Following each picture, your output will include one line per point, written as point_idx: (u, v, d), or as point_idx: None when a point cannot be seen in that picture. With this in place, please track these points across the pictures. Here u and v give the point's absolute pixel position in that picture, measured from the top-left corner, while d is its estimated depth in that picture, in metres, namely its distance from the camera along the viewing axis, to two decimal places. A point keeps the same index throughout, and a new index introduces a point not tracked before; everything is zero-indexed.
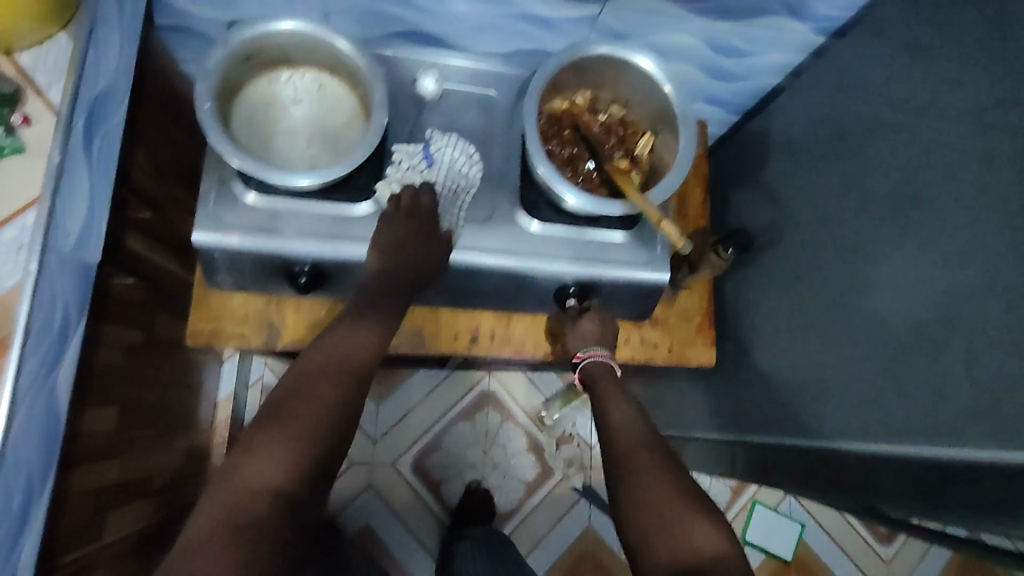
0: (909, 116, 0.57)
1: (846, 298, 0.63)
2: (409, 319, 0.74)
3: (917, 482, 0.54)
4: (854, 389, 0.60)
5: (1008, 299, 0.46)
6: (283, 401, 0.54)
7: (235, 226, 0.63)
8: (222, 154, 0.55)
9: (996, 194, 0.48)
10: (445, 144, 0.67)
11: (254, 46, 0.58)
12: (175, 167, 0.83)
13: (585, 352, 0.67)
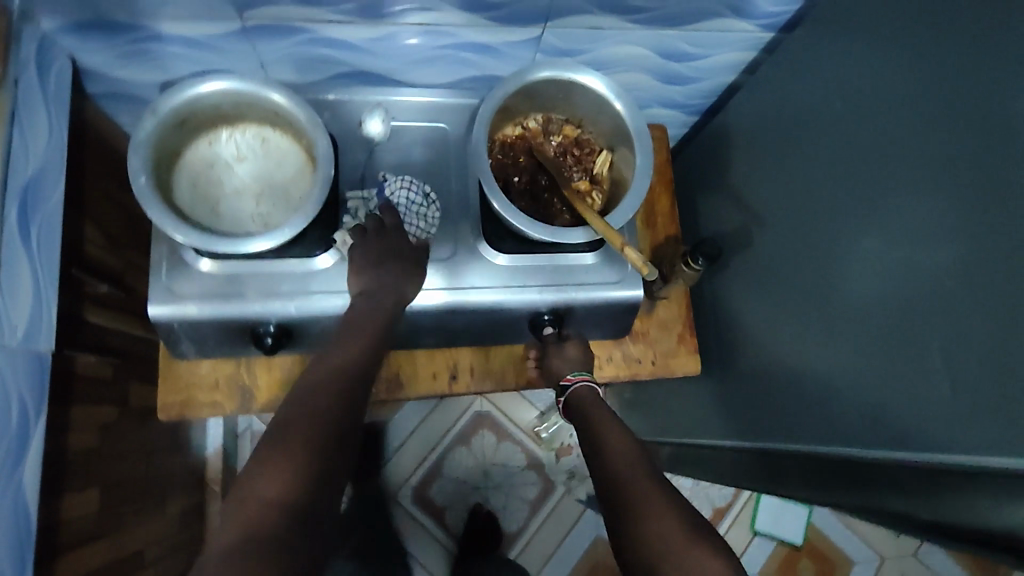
0: (864, 109, 0.56)
1: (823, 296, 0.62)
2: (385, 364, 0.72)
3: (913, 483, 0.52)
4: (838, 389, 0.59)
5: (982, 291, 0.45)
6: (292, 413, 0.49)
7: (193, 297, 0.61)
8: (166, 229, 0.54)
9: (960, 185, 0.47)
10: (397, 185, 0.66)
11: (187, 110, 0.57)
12: (130, 234, 0.80)
13: (574, 376, 0.65)
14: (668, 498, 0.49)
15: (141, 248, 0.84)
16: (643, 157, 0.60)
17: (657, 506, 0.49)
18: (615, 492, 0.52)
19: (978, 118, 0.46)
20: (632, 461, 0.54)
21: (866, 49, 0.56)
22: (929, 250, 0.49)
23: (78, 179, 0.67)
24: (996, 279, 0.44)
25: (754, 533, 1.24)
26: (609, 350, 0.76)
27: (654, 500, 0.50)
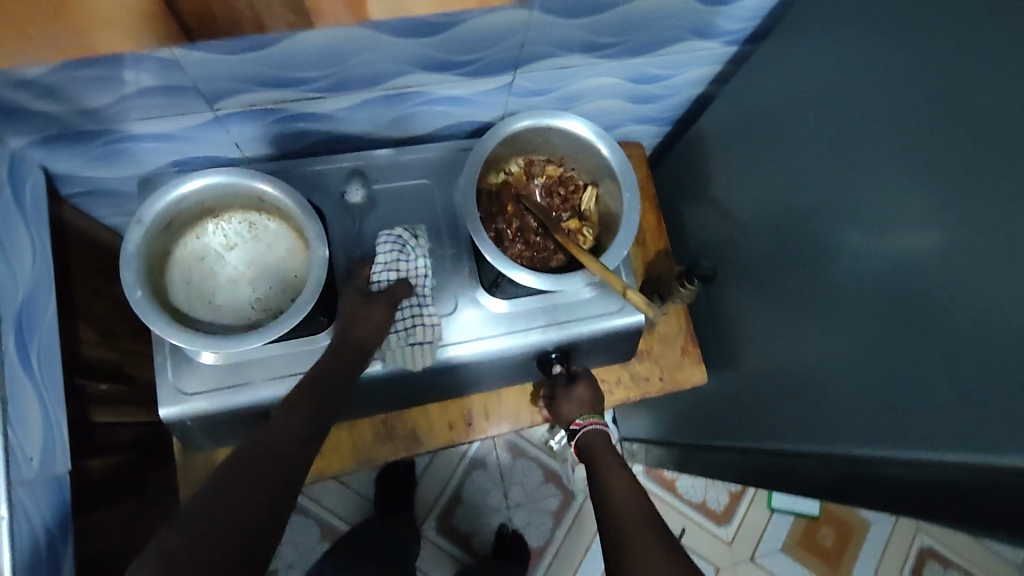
0: (833, 119, 0.56)
1: (807, 301, 0.61)
2: (401, 421, 0.73)
3: (913, 491, 0.50)
4: (822, 392, 0.58)
5: (955, 295, 0.44)
6: (231, 472, 0.45)
7: (200, 391, 0.60)
8: (168, 338, 0.53)
9: (932, 192, 0.47)
10: (379, 252, 0.61)
11: (171, 211, 0.57)
12: (131, 322, 0.79)
13: (584, 420, 0.66)
14: (659, 538, 0.49)
15: (147, 333, 0.83)
16: (630, 191, 0.61)
17: (647, 550, 0.48)
18: (617, 541, 0.51)
19: (927, 128, 0.47)
20: (635, 508, 0.53)
21: (827, 60, 0.57)
22: (886, 255, 0.50)
23: (68, 283, 0.66)
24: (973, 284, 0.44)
25: (772, 511, 1.25)
26: (616, 374, 0.78)
27: (646, 545, 0.49)
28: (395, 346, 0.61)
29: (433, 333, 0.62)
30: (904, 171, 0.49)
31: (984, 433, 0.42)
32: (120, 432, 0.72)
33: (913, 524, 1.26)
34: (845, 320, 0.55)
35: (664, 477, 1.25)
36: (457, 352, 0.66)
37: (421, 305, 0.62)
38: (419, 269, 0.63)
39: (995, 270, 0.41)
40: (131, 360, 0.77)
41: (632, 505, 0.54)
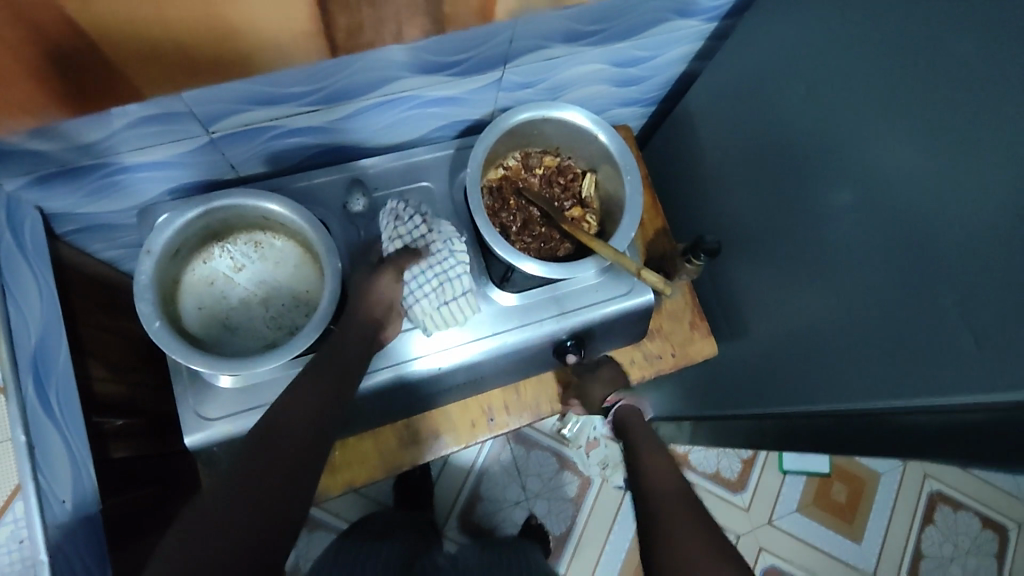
0: (818, 83, 0.57)
1: (807, 261, 0.62)
2: (424, 424, 0.74)
3: (940, 438, 0.51)
4: (833, 350, 0.59)
5: (959, 239, 0.45)
6: (243, 463, 0.46)
7: (223, 416, 0.60)
8: (193, 365, 0.54)
9: (922, 142, 0.47)
10: (383, 232, 0.63)
11: (179, 239, 0.57)
12: (144, 353, 0.79)
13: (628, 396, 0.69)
14: (702, 519, 0.49)
15: (160, 362, 0.82)
16: (631, 174, 0.62)
17: (690, 531, 0.48)
18: (652, 521, 0.51)
19: (913, 87, 0.48)
20: (675, 493, 0.54)
21: (808, 26, 0.58)
22: (883, 213, 0.51)
23: (76, 320, 0.65)
24: (968, 226, 0.44)
25: (784, 473, 1.27)
26: (630, 355, 0.79)
27: (686, 526, 0.49)
28: (427, 311, 0.61)
29: (462, 284, 0.62)
30: (892, 130, 0.50)
31: (993, 373, 0.43)
32: (142, 466, 0.71)
33: (920, 469, 1.29)
34: (848, 279, 0.56)
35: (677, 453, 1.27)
36: (424, 365, 0.65)
37: (441, 261, 0.61)
38: (421, 231, 0.62)
39: (993, 217, 0.43)
40: (143, 392, 0.76)
41: (672, 491, 0.54)
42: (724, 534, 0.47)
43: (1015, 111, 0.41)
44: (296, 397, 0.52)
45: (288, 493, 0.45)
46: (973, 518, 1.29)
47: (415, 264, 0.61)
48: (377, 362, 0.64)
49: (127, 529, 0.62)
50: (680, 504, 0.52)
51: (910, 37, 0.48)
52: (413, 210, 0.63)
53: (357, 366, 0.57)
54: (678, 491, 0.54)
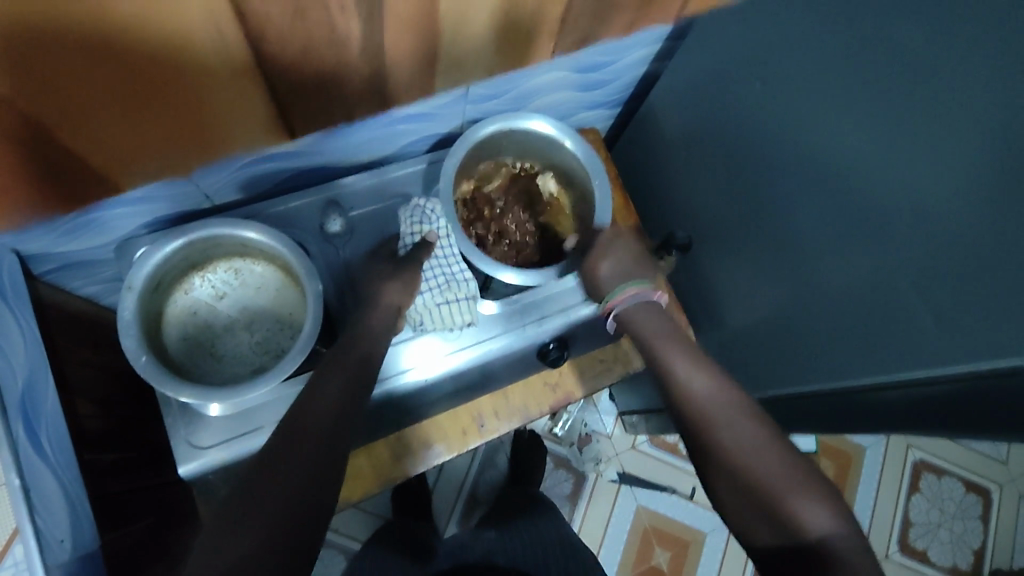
0: (774, 78, 0.59)
1: (775, 249, 0.64)
2: (417, 435, 0.75)
3: (908, 411, 0.53)
4: (805, 333, 0.61)
5: (914, 221, 0.47)
6: (286, 439, 0.47)
7: (215, 443, 0.61)
8: (182, 396, 0.54)
9: (875, 130, 0.49)
10: (403, 225, 0.64)
11: (159, 271, 0.57)
12: (128, 385, 0.78)
13: (621, 291, 0.59)
14: (788, 467, 0.44)
15: (146, 396, 0.82)
16: (600, 178, 0.65)
17: (772, 490, 0.43)
18: (713, 467, 0.46)
19: (863, 82, 0.50)
20: (733, 414, 0.48)
21: (761, 23, 0.60)
22: (845, 201, 0.54)
23: (61, 360, 0.65)
24: (923, 206, 0.46)
25: None
26: (612, 351, 0.80)
27: (767, 480, 0.44)
28: (426, 307, 0.63)
29: (469, 287, 0.63)
30: (848, 123, 0.52)
31: (954, 345, 0.45)
32: (137, 498, 0.70)
33: (903, 440, 1.33)
34: (816, 267, 0.58)
35: (666, 443, 1.29)
36: (416, 376, 0.66)
37: (449, 262, 0.63)
38: (442, 228, 0.63)
39: (946, 199, 0.45)
40: (129, 427, 0.75)
41: (720, 408, 0.48)
42: (799, 487, 0.43)
43: (958, 103, 0.44)
44: (322, 394, 0.51)
45: (316, 493, 0.45)
46: (955, 483, 1.33)
47: (431, 256, 0.63)
48: (382, 372, 0.65)
49: (129, 562, 0.62)
50: (742, 428, 0.46)
51: (858, 31, 0.50)
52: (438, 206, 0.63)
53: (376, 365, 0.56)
54: (721, 404, 0.48)
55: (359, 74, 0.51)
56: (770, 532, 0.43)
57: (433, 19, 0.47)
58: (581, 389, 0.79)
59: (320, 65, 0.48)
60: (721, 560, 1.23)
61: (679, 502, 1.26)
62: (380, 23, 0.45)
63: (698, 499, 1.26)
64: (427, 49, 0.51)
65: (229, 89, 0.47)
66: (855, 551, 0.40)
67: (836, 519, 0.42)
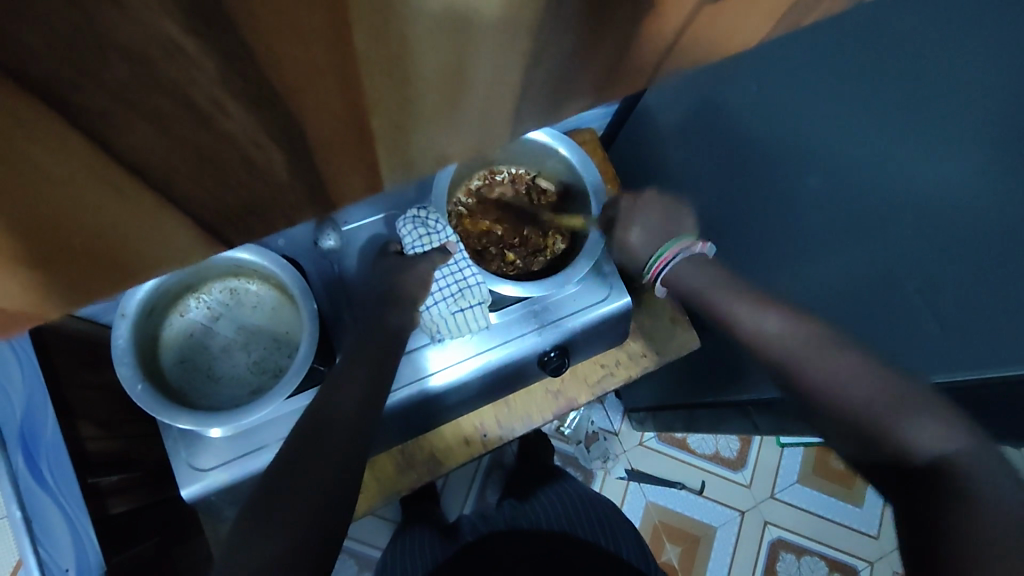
0: None
1: (780, 252, 0.62)
2: (421, 446, 0.74)
3: None
4: None
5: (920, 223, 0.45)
6: (311, 428, 0.46)
7: (217, 465, 0.60)
8: (180, 422, 0.54)
9: (875, 134, 0.47)
10: (406, 238, 0.64)
11: (153, 297, 0.57)
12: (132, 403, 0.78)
13: (680, 246, 0.58)
14: (903, 392, 0.43)
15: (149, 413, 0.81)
16: (593, 179, 0.69)
17: (897, 419, 0.42)
18: (817, 408, 0.47)
19: (856, 87, 0.47)
20: (795, 344, 0.49)
21: None
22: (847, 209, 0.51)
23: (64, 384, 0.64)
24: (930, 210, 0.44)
25: (782, 446, 1.28)
26: (614, 355, 0.79)
27: (887, 419, 0.43)
28: (441, 317, 0.62)
29: (481, 292, 0.63)
30: (843, 130, 0.49)
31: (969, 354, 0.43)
32: (143, 518, 0.70)
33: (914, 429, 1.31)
34: (816, 274, 0.56)
35: (675, 438, 1.28)
36: (441, 379, 0.67)
37: (460, 269, 0.64)
38: (452, 237, 0.65)
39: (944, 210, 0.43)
40: (135, 446, 0.74)
41: (796, 346, 0.49)
42: (938, 425, 0.41)
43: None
44: (339, 398, 0.49)
45: (342, 494, 0.43)
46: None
47: (443, 263, 0.64)
48: (399, 379, 0.65)
49: None
50: (832, 361, 0.47)
51: None
52: (439, 216, 0.64)
53: (385, 371, 0.55)
54: (800, 342, 0.49)
55: (289, 96, 0.12)
56: (887, 459, 0.42)
57: (496, 85, 0.14)
58: (584, 395, 0.79)
59: (268, 179, 0.14)
60: (733, 554, 1.22)
61: (688, 497, 1.25)
62: (363, 133, 0.14)
63: (708, 493, 1.25)
64: (468, 131, 0.15)
65: (117, 246, 0.13)
66: (983, 467, 0.38)
67: (967, 438, 0.40)
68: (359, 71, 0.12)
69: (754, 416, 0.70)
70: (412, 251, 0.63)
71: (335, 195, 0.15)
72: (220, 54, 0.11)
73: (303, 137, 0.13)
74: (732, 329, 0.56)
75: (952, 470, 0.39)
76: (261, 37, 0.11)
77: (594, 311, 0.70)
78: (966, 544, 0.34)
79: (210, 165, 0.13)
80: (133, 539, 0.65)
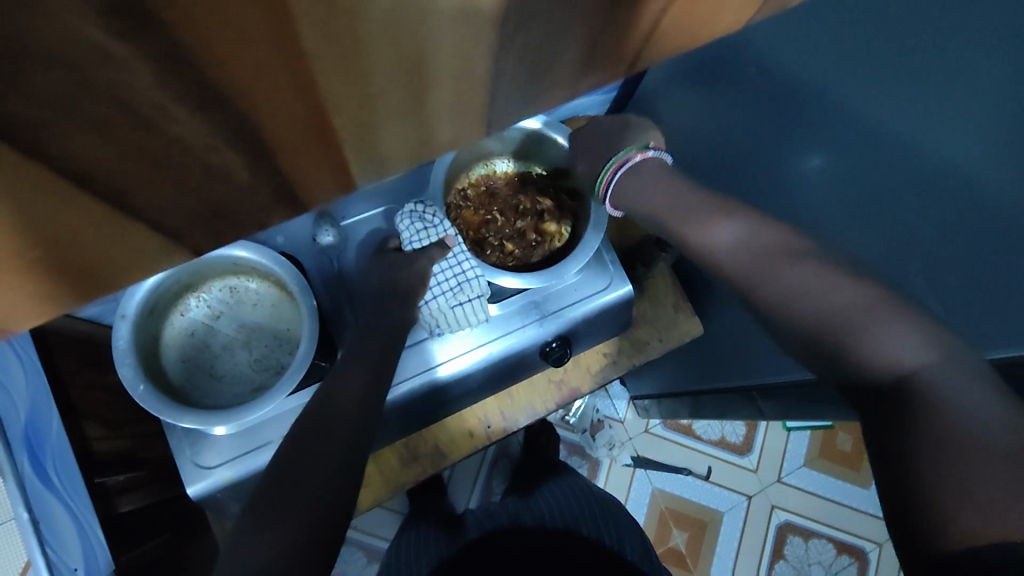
0: None
1: None
2: (425, 440, 0.75)
3: None
4: None
5: None
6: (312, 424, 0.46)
7: (221, 462, 0.61)
8: (184, 422, 0.54)
9: None
10: (405, 233, 0.63)
11: (153, 297, 0.57)
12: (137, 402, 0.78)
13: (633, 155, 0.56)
14: (873, 299, 0.37)
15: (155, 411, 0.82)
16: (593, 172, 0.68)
17: (863, 335, 0.36)
18: (779, 320, 0.41)
19: None
20: (754, 254, 0.44)
21: None
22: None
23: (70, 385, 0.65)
24: None
25: (788, 431, 1.28)
26: (617, 344, 0.79)
27: (851, 324, 0.37)
28: (441, 311, 0.62)
29: (481, 284, 0.63)
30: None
31: None
32: (150, 516, 0.70)
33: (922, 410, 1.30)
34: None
35: (680, 425, 1.28)
36: (448, 370, 0.67)
37: (459, 263, 0.63)
38: (450, 230, 0.64)
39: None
40: (142, 444, 0.74)
41: (749, 257, 0.44)
42: (908, 338, 0.34)
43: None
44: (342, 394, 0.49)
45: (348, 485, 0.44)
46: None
47: (442, 258, 0.63)
48: (404, 372, 0.65)
49: None
50: (791, 272, 0.41)
51: None
52: (437, 209, 0.64)
53: (385, 366, 0.54)
54: (754, 250, 0.44)
55: (241, 100, 0.13)
56: (858, 381, 0.36)
57: (458, 75, 0.15)
58: (587, 384, 0.79)
59: (226, 180, 0.15)
60: (741, 539, 1.23)
61: (695, 482, 1.25)
62: (324, 133, 0.15)
63: (714, 479, 1.25)
64: (432, 122, 0.16)
65: (87, 254, 0.14)
66: (964, 379, 0.32)
67: (935, 348, 0.34)
68: (315, 72, 0.13)
69: (758, 402, 0.69)
70: (411, 245, 0.63)
71: (297, 191, 0.16)
72: (165, 66, 0.12)
73: (262, 139, 0.14)
74: (720, 248, 0.47)
75: (926, 388, 0.32)
76: (209, 49, 0.12)
77: (594, 300, 0.69)
78: (940, 467, 0.29)
79: (167, 168, 0.13)
80: (141, 537, 0.66)
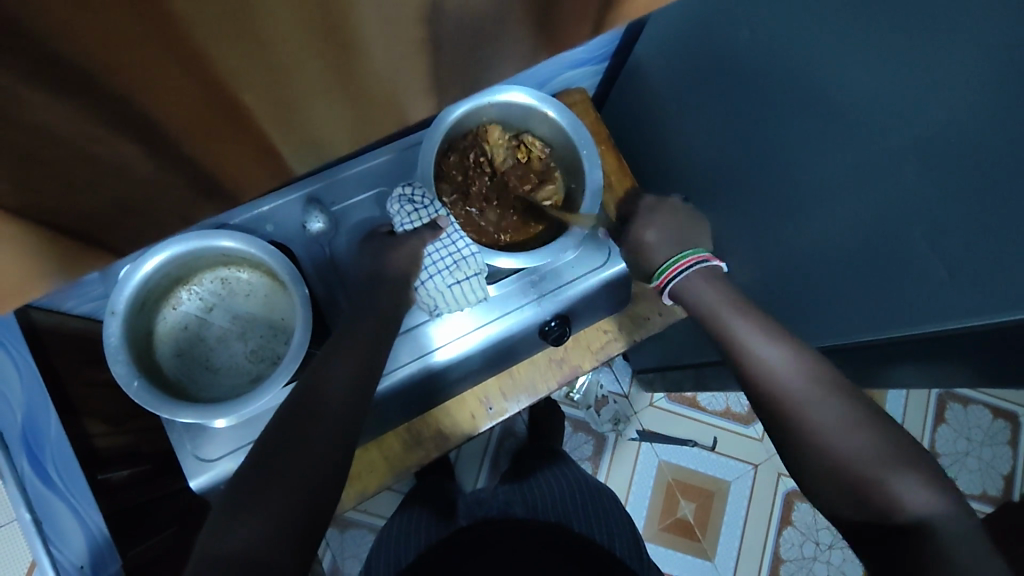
0: (755, 16, 0.54)
1: (783, 200, 0.60)
2: (427, 423, 0.74)
3: (932, 356, 0.49)
4: (822, 284, 0.58)
5: (922, 153, 0.43)
6: (306, 403, 0.46)
7: (223, 455, 0.60)
8: (180, 416, 0.54)
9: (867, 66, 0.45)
10: (396, 216, 0.62)
11: (142, 293, 0.56)
12: None
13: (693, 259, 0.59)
14: (893, 449, 0.40)
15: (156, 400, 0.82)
16: (587, 148, 0.66)
17: (883, 475, 0.39)
18: (795, 456, 0.43)
19: (846, 18, 0.45)
20: (792, 374, 0.46)
21: None
22: (848, 149, 0.49)
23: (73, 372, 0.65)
24: (931, 139, 0.42)
25: None
26: (616, 321, 0.78)
27: (873, 464, 0.40)
28: (438, 291, 0.61)
29: (476, 263, 0.62)
30: (836, 65, 0.47)
31: (982, 287, 0.42)
32: (159, 506, 0.70)
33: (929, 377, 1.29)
34: (823, 220, 0.55)
35: (685, 398, 1.27)
36: (445, 355, 0.66)
37: (453, 242, 0.62)
38: (441, 211, 0.63)
39: (941, 139, 0.41)
40: (149, 435, 0.74)
41: (795, 381, 0.45)
42: (926, 493, 0.38)
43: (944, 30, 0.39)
44: (333, 372, 0.48)
45: (338, 468, 0.43)
46: (1006, 424, 1.24)
47: (436, 239, 0.62)
48: (401, 356, 0.65)
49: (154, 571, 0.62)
50: (824, 403, 0.43)
51: None
52: (425, 190, 0.63)
53: (380, 346, 0.54)
54: (800, 377, 0.45)
55: (132, 93, 0.13)
56: (865, 517, 0.39)
57: (388, 43, 0.14)
58: (588, 362, 0.78)
59: (135, 178, 0.15)
60: (748, 507, 1.23)
61: (701, 454, 1.25)
62: (238, 120, 0.15)
63: (719, 449, 1.25)
64: (368, 98, 0.16)
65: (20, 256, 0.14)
66: (964, 527, 0.36)
67: (941, 500, 0.38)
68: (197, 36, 0.13)
69: None
70: (405, 228, 0.62)
71: (220, 185, 0.16)
72: (39, 67, 0.12)
73: (162, 132, 0.14)
74: (756, 389, 0.48)
75: (935, 534, 0.36)
76: (83, 49, 0.12)
77: (596, 277, 0.69)
78: None
79: (67, 169, 0.14)
80: (145, 526, 0.66)
